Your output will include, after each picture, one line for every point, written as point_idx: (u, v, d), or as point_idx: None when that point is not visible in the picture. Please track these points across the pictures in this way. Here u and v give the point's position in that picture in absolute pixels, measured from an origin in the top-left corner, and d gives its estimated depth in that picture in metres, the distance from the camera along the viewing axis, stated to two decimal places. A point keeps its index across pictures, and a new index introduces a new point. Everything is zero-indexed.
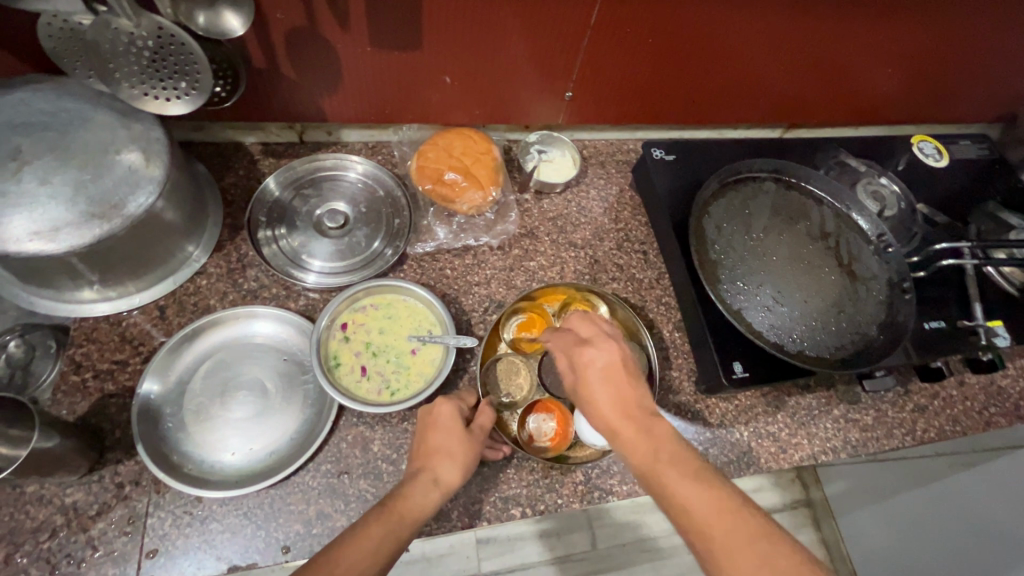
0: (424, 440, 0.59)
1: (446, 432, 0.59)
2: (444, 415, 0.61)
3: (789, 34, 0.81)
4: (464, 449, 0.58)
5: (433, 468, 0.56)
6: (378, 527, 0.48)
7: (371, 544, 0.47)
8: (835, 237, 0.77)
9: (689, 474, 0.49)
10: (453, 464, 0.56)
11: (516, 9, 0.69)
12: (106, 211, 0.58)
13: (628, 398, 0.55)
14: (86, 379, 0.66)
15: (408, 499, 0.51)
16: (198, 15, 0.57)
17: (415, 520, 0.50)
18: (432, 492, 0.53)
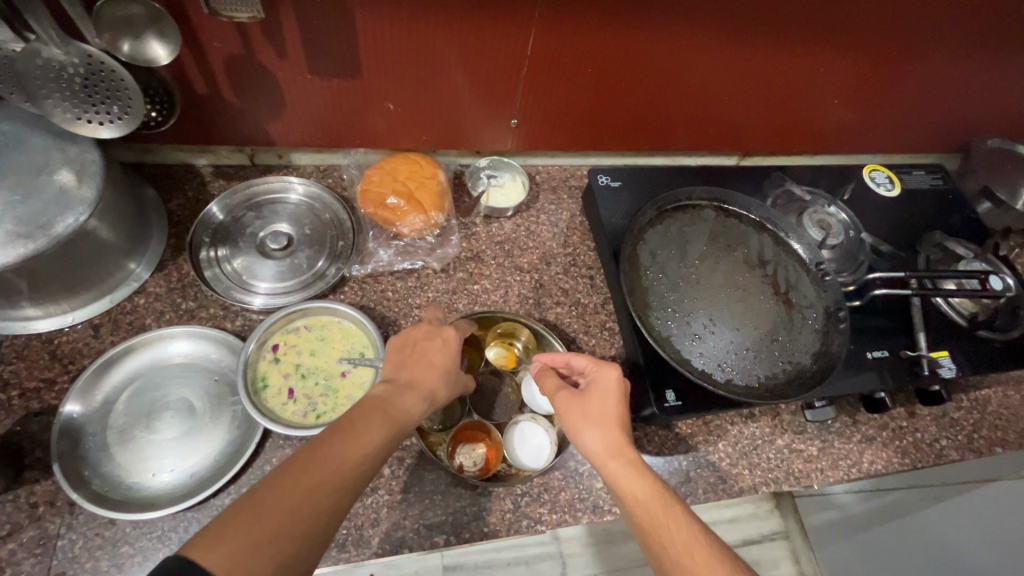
0: (421, 356, 0.61)
1: (440, 357, 0.61)
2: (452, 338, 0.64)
3: (729, 63, 0.83)
4: (455, 379, 0.62)
5: (433, 390, 0.59)
6: (380, 427, 0.52)
7: (373, 441, 0.51)
8: (773, 265, 0.78)
9: (666, 502, 0.54)
10: (441, 383, 0.60)
11: (452, 39, 0.71)
12: (33, 231, 0.60)
13: (620, 425, 0.61)
14: (11, 397, 0.66)
15: (400, 404, 0.55)
16: (121, 42, 0.59)
17: (407, 422, 0.55)
18: (423, 399, 0.57)
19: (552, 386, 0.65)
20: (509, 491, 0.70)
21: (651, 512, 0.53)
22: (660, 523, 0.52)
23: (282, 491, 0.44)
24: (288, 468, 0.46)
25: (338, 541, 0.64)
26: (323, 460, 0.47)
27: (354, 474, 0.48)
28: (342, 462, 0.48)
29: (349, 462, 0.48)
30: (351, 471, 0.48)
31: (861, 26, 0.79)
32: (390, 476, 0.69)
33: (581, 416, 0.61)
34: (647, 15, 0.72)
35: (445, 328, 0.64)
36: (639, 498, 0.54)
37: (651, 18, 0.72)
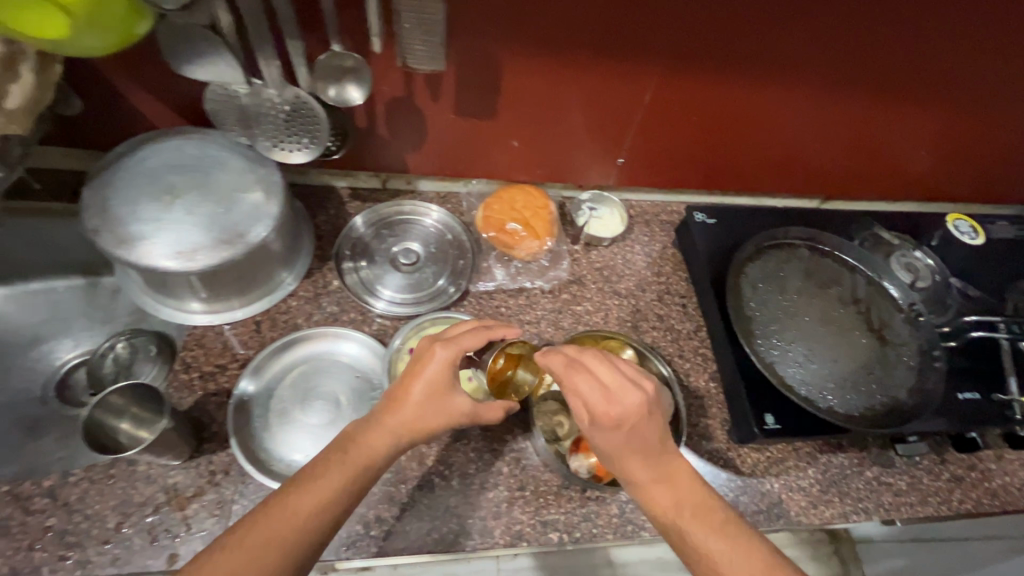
0: (403, 388, 0.63)
1: (428, 389, 0.62)
2: (439, 363, 0.63)
3: (823, 115, 0.90)
4: (442, 407, 0.63)
5: (406, 424, 0.61)
6: (336, 473, 0.57)
7: (329, 489, 0.56)
8: (866, 303, 0.83)
9: (702, 517, 0.58)
10: (422, 413, 0.62)
11: (581, 89, 0.81)
12: (233, 239, 0.71)
13: (646, 453, 0.61)
14: (193, 377, 0.77)
15: (359, 444, 0.60)
16: (328, 89, 0.71)
17: (372, 465, 0.59)
18: (390, 436, 0.60)
19: (580, 405, 0.62)
20: (615, 497, 0.76)
21: (681, 529, 0.58)
22: (687, 541, 0.58)
23: (240, 545, 0.52)
24: (244, 526, 0.54)
25: (465, 530, 0.72)
26: (276, 514, 0.54)
27: (311, 521, 0.54)
28: (295, 515, 0.54)
29: (302, 512, 0.55)
30: (305, 519, 0.54)
31: (951, 86, 0.85)
32: (508, 474, 0.76)
33: (613, 447, 0.61)
34: (753, 71, 0.81)
35: (434, 347, 0.64)
36: (669, 515, 0.59)
37: (756, 73, 0.81)
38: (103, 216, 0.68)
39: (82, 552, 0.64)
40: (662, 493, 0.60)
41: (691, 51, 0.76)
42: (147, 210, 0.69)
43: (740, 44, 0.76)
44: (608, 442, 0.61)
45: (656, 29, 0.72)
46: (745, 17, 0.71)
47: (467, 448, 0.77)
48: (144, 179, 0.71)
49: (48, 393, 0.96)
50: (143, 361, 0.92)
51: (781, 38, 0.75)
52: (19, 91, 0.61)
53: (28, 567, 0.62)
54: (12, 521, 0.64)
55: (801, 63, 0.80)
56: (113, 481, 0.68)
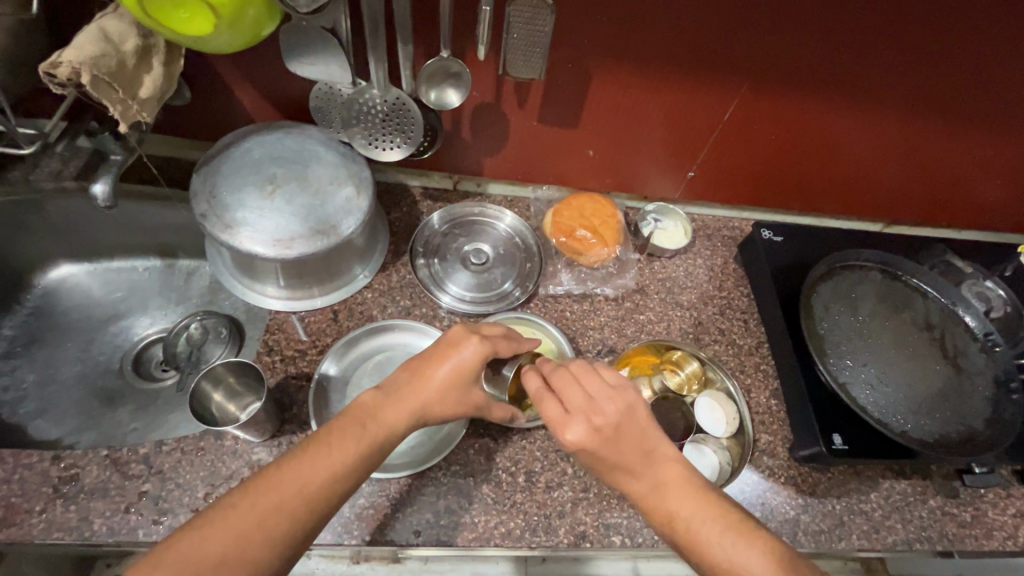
0: (428, 368, 0.63)
1: (453, 372, 0.63)
2: (472, 353, 0.64)
3: (898, 142, 0.90)
4: (460, 396, 0.64)
5: (427, 405, 0.62)
6: (350, 445, 0.56)
7: (342, 459, 0.55)
8: (940, 329, 0.83)
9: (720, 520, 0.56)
10: (443, 398, 0.63)
11: (663, 103, 0.83)
12: (327, 230, 0.74)
13: (643, 459, 0.61)
14: (275, 360, 0.80)
15: (379, 420, 0.59)
16: (430, 92, 0.75)
17: (385, 442, 0.59)
18: (409, 413, 0.61)
19: (557, 414, 0.61)
20: None
21: (687, 535, 0.56)
22: (695, 546, 0.56)
23: (248, 509, 0.50)
24: (250, 491, 0.52)
25: (530, 526, 0.73)
26: (286, 481, 0.53)
27: (319, 493, 0.53)
28: (306, 482, 0.53)
29: (315, 479, 0.53)
30: (317, 488, 0.53)
31: None
32: (573, 475, 0.77)
33: (592, 462, 0.62)
34: (835, 93, 0.82)
35: (472, 337, 0.65)
36: (671, 522, 0.58)
37: (837, 97, 0.82)
38: (212, 201, 0.73)
39: (174, 518, 0.67)
40: (659, 501, 0.59)
41: (775, 72, 0.78)
42: (250, 197, 0.73)
43: (825, 67, 0.77)
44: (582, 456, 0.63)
45: (743, 49, 0.75)
46: (833, 41, 0.73)
47: (532, 447, 0.79)
48: (248, 168, 0.75)
49: (125, 365, 0.99)
50: (214, 343, 0.95)
51: (867, 64, 0.76)
52: (150, 82, 0.65)
53: (125, 529, 0.66)
54: (110, 484, 0.68)
55: (884, 88, 0.80)
56: (202, 453, 0.71)
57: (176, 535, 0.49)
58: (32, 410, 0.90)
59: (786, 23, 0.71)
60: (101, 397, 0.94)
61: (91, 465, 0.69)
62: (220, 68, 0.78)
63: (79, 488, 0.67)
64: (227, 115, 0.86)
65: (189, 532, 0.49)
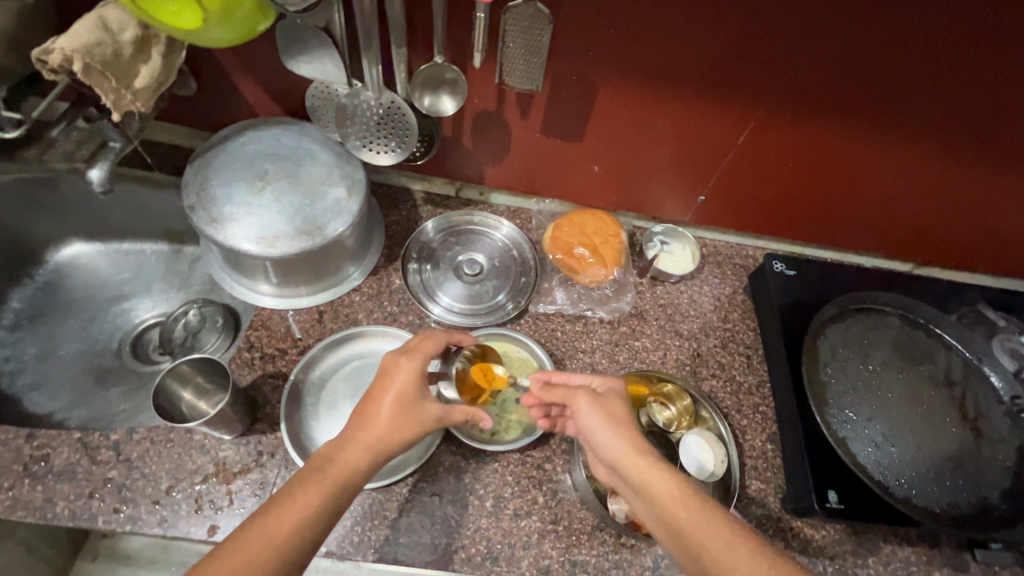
0: (372, 403, 0.61)
1: (396, 400, 0.61)
2: (405, 377, 0.62)
3: (929, 180, 0.84)
4: (416, 418, 0.61)
5: (383, 438, 0.59)
6: (315, 491, 0.53)
7: (310, 508, 0.52)
8: (962, 387, 0.76)
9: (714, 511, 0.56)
10: (399, 428, 0.60)
11: (671, 123, 0.80)
12: (314, 230, 0.73)
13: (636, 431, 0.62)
14: (255, 357, 0.79)
15: (337, 463, 0.55)
16: (424, 97, 0.74)
17: (350, 482, 0.56)
18: (369, 451, 0.57)
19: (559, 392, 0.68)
20: (650, 549, 0.72)
21: (688, 513, 0.55)
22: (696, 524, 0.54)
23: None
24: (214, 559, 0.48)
25: (492, 554, 0.70)
26: (252, 540, 0.49)
27: (288, 545, 0.50)
28: (273, 538, 0.50)
29: (281, 534, 0.50)
30: (287, 540, 0.50)
31: None
32: (543, 504, 0.74)
33: (591, 430, 0.63)
34: (859, 124, 0.76)
35: (400, 359, 0.63)
36: (673, 497, 0.56)
37: (864, 126, 0.76)
38: (202, 194, 0.73)
39: (134, 508, 0.67)
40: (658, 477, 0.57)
41: (795, 96, 0.73)
42: (240, 193, 0.73)
43: (850, 93, 0.72)
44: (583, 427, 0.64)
45: (761, 69, 0.70)
46: (860, 66, 0.68)
47: (504, 470, 0.76)
48: (241, 164, 0.75)
49: (123, 347, 1.00)
50: (209, 331, 0.96)
51: (896, 95, 0.71)
52: (145, 73, 0.65)
53: (86, 514, 0.66)
54: (78, 467, 0.68)
55: (916, 121, 0.74)
56: (170, 445, 0.71)
57: None
58: (29, 383, 0.92)
59: (809, 45, 0.66)
60: (95, 376, 0.96)
61: (62, 446, 0.69)
62: (223, 61, 0.78)
63: (48, 468, 0.68)
64: (232, 108, 0.86)
65: None
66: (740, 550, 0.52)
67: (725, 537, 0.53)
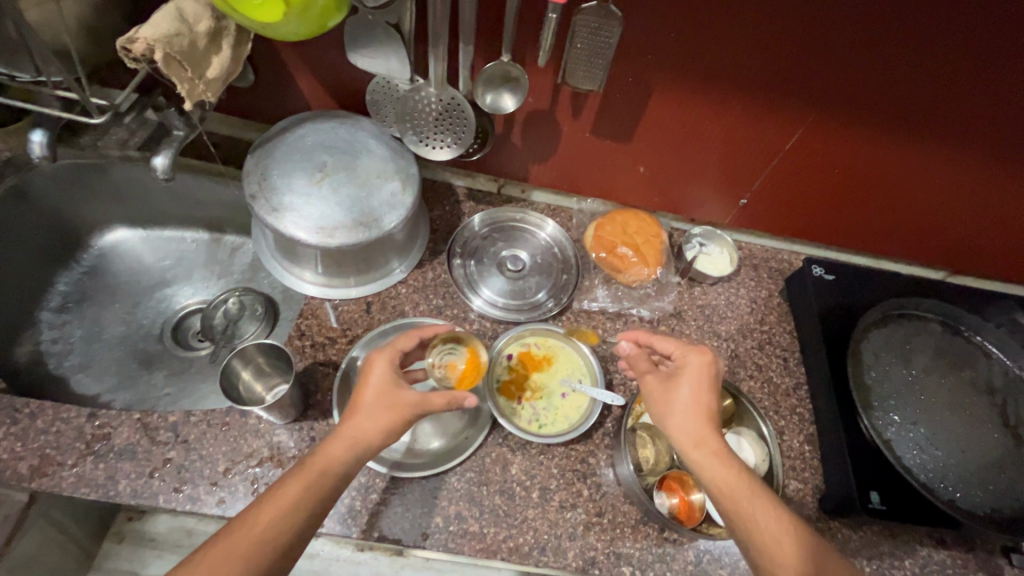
0: (355, 400, 0.62)
1: (375, 395, 0.62)
2: (377, 369, 0.64)
3: (973, 190, 0.85)
4: (390, 404, 0.61)
5: (359, 433, 0.59)
6: (293, 486, 0.55)
7: (287, 501, 0.54)
8: (1002, 394, 0.77)
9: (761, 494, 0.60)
10: (376, 422, 0.60)
11: (722, 126, 0.81)
12: (369, 223, 0.75)
13: (709, 416, 0.64)
14: (305, 345, 0.81)
15: (318, 456, 0.57)
16: (486, 95, 0.76)
17: (329, 473, 0.56)
18: (350, 447, 0.58)
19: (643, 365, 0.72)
20: (692, 543, 0.74)
21: (739, 500, 0.59)
22: (744, 511, 0.59)
23: (199, 562, 0.50)
24: (205, 547, 0.51)
25: (539, 544, 0.71)
26: (240, 527, 0.52)
27: (269, 535, 0.52)
28: (254, 530, 0.52)
29: (261, 525, 0.52)
30: (264, 530, 0.52)
31: None
32: (588, 497, 0.75)
33: (661, 409, 0.67)
34: (910, 133, 0.77)
35: (373, 359, 0.65)
36: (726, 485, 0.60)
37: (913, 135, 0.77)
38: (263, 183, 0.74)
39: (193, 489, 0.69)
40: (716, 467, 0.61)
41: (848, 105, 0.74)
42: (299, 183, 0.74)
43: (903, 104, 0.73)
44: (655, 405, 0.68)
45: (818, 77, 0.71)
46: (917, 77, 0.69)
47: (549, 463, 0.77)
48: (301, 154, 0.76)
49: (165, 332, 1.01)
50: (250, 320, 0.97)
51: (951, 106, 0.72)
52: (217, 64, 0.67)
53: (147, 493, 0.68)
54: (138, 447, 0.70)
55: (966, 134, 0.75)
56: (226, 428, 0.73)
57: None
58: (76, 364, 0.94)
59: (869, 55, 0.67)
60: (139, 359, 0.97)
61: (122, 426, 0.71)
62: (284, 53, 0.79)
63: (109, 447, 0.70)
64: (286, 100, 0.88)
65: None
66: (787, 540, 0.57)
67: (774, 530, 0.57)
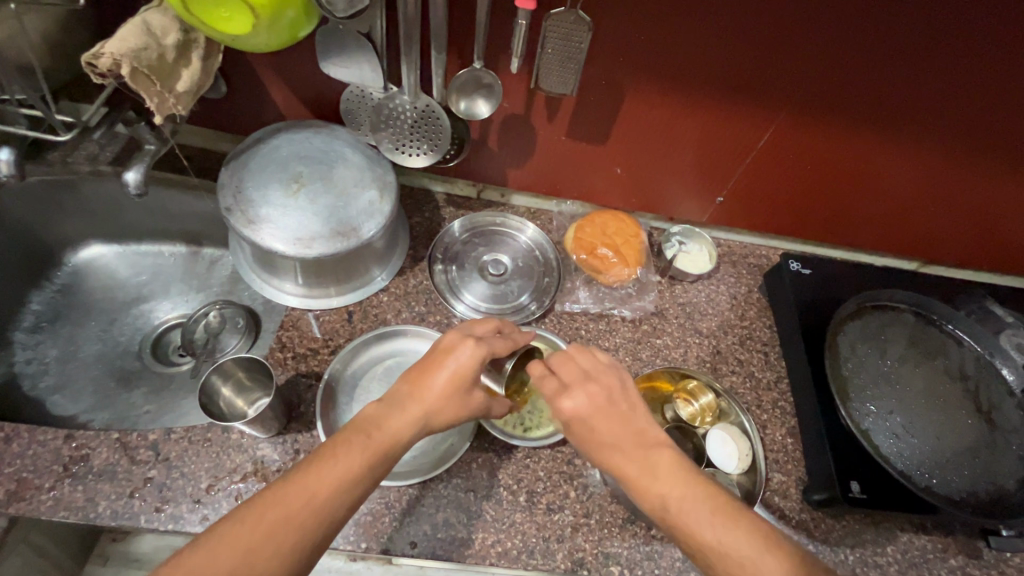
0: (424, 378, 0.62)
1: (451, 378, 0.62)
2: (466, 356, 0.63)
3: (939, 182, 0.87)
4: (463, 402, 0.62)
5: (429, 414, 0.60)
6: (358, 454, 0.55)
7: (350, 469, 0.54)
8: (975, 381, 0.79)
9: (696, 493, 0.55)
10: (445, 405, 0.61)
11: (695, 126, 0.82)
12: (348, 232, 0.74)
13: (633, 434, 0.60)
14: (287, 357, 0.80)
15: (384, 429, 0.57)
16: (460, 102, 0.77)
17: (393, 450, 0.57)
18: (417, 424, 0.59)
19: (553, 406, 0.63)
20: None
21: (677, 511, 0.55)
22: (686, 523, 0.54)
23: (258, 525, 0.48)
24: (260, 502, 0.50)
25: (528, 548, 0.71)
26: (297, 491, 0.51)
27: (330, 501, 0.51)
28: (315, 493, 0.51)
29: (326, 488, 0.52)
30: (325, 500, 0.51)
31: None
32: (575, 499, 0.75)
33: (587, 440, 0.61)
34: (876, 128, 0.79)
35: (465, 341, 0.64)
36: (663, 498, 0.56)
37: (880, 130, 0.79)
38: (238, 196, 0.74)
39: (176, 507, 0.68)
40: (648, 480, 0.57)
41: (817, 101, 0.76)
42: (275, 194, 0.74)
43: (868, 98, 0.75)
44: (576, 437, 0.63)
45: (786, 75, 0.73)
46: (882, 71, 0.70)
47: (536, 466, 0.77)
48: (276, 165, 0.76)
49: (144, 348, 1.00)
50: (231, 334, 0.95)
51: (914, 99, 0.74)
52: (186, 77, 0.66)
53: (128, 514, 0.66)
54: (118, 467, 0.69)
55: (931, 127, 0.77)
56: (208, 444, 0.72)
57: (182, 550, 0.47)
58: (52, 384, 0.92)
59: (835, 51, 0.69)
60: (117, 378, 0.95)
61: (101, 447, 0.70)
62: (255, 64, 0.79)
63: (88, 468, 0.68)
64: (259, 111, 0.87)
65: (200, 546, 0.47)
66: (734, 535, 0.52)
67: (723, 529, 0.52)
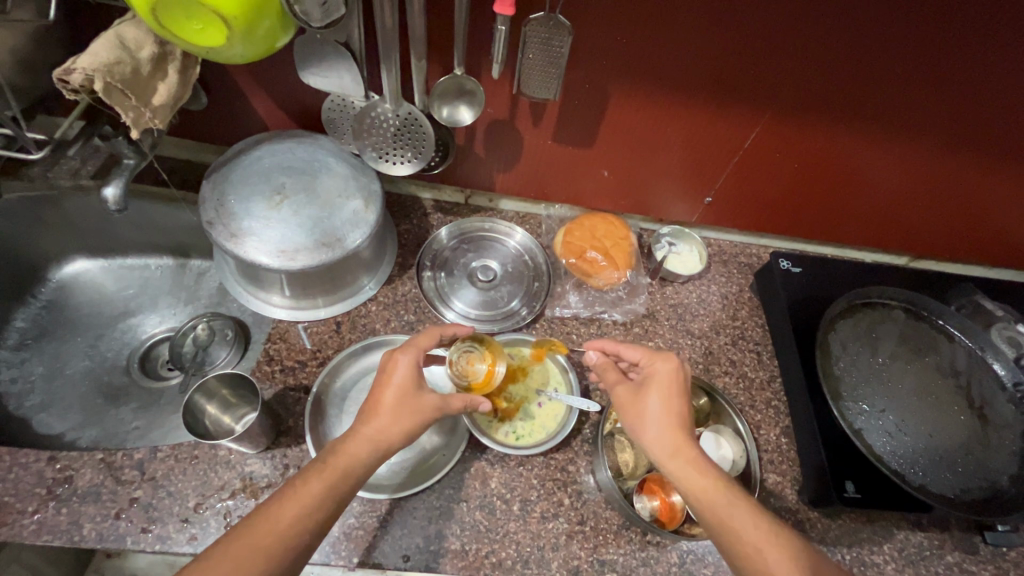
0: (375, 398, 0.61)
1: (398, 394, 0.61)
2: (402, 367, 0.63)
3: (927, 177, 0.87)
4: (413, 408, 0.61)
5: (383, 433, 0.59)
6: (314, 483, 0.54)
7: (308, 498, 0.53)
8: (966, 376, 0.79)
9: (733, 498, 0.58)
10: (395, 420, 0.60)
11: (681, 128, 0.82)
12: (332, 242, 0.73)
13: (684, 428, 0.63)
14: (275, 370, 0.79)
15: (342, 453, 0.57)
16: (443, 108, 0.77)
17: (352, 472, 0.56)
18: (372, 446, 0.58)
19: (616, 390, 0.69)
20: (674, 545, 0.74)
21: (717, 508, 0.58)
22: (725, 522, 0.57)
23: (222, 559, 0.48)
24: (224, 539, 0.50)
25: (522, 557, 0.71)
26: (261, 523, 0.51)
27: (291, 530, 0.51)
28: (275, 523, 0.51)
29: (286, 518, 0.52)
30: (288, 527, 0.52)
31: None
32: (569, 506, 0.75)
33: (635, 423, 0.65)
34: (863, 125, 0.79)
35: (396, 355, 0.64)
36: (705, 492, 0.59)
37: (866, 127, 0.79)
38: (219, 209, 0.72)
39: (162, 527, 0.66)
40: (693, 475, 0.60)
41: (803, 100, 0.76)
42: (258, 207, 0.73)
43: (855, 96, 0.74)
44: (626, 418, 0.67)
45: (771, 75, 0.72)
46: (868, 70, 0.70)
47: (529, 474, 0.77)
48: (258, 178, 0.75)
49: (132, 364, 0.98)
50: (220, 346, 0.94)
51: (901, 95, 0.73)
52: (163, 90, 0.65)
53: (114, 536, 0.65)
54: (103, 488, 0.68)
55: (918, 123, 0.77)
56: (195, 462, 0.71)
57: None
58: (37, 404, 0.90)
59: (821, 50, 0.69)
60: (104, 394, 0.94)
61: (85, 468, 0.69)
62: (235, 75, 0.78)
63: (72, 490, 0.67)
64: (242, 121, 0.86)
65: None
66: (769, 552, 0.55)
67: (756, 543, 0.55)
